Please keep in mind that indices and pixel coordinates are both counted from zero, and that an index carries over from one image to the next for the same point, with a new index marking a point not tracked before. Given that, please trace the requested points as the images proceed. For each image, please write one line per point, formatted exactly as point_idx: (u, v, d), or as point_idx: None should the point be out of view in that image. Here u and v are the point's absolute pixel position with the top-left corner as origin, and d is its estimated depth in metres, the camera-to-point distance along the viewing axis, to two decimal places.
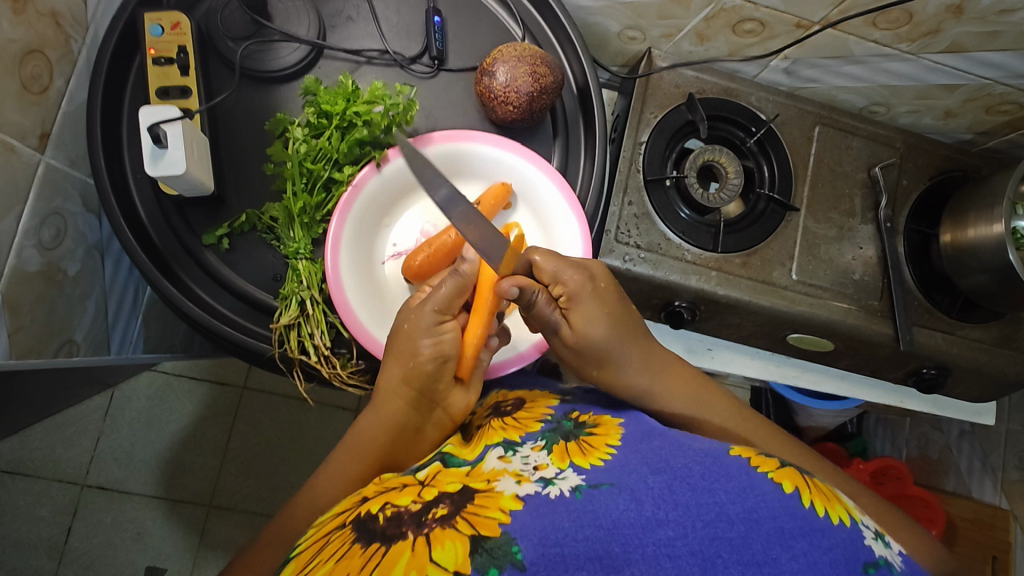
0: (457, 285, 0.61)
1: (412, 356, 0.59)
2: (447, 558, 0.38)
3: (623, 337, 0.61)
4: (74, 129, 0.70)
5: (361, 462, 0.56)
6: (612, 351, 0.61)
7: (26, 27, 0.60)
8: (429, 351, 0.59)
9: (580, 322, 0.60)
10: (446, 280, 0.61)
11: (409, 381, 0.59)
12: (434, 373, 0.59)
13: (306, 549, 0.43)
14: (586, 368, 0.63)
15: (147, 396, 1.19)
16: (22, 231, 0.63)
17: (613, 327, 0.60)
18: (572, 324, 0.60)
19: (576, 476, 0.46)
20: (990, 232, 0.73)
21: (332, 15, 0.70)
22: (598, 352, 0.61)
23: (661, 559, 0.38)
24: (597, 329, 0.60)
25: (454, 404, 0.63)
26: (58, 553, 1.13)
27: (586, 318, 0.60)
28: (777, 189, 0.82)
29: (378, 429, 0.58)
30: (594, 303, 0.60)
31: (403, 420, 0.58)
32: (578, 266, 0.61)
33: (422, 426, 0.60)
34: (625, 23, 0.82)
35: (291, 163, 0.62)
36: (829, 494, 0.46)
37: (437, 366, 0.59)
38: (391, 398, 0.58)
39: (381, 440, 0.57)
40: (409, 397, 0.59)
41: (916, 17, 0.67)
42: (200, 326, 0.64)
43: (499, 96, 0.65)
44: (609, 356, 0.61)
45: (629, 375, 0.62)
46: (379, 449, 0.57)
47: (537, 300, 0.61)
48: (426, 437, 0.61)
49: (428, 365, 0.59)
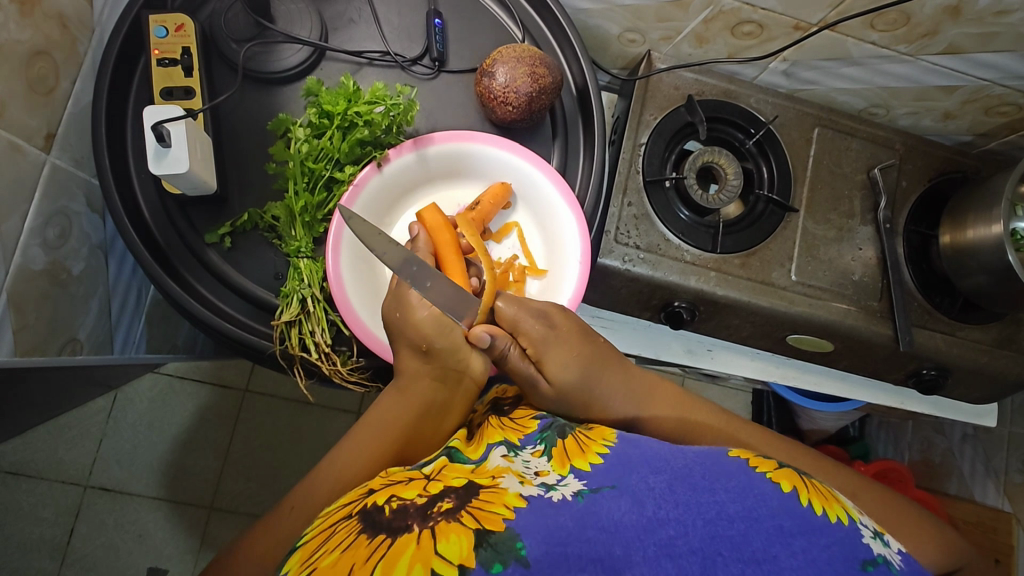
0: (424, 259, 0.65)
1: (418, 336, 0.60)
2: (451, 551, 0.38)
3: (598, 374, 0.61)
4: (80, 131, 0.71)
5: (391, 436, 0.56)
6: (592, 388, 0.60)
7: (33, 29, 0.61)
8: (434, 325, 0.60)
9: (556, 364, 0.60)
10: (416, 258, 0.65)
11: (428, 360, 0.60)
12: (449, 348, 0.60)
13: (313, 539, 0.43)
14: (572, 415, 0.62)
15: (150, 398, 1.20)
16: (28, 229, 0.64)
17: (585, 364, 0.61)
18: (545, 373, 0.60)
19: (577, 482, 0.46)
20: (988, 232, 0.73)
21: (334, 18, 0.71)
22: (578, 392, 0.60)
23: (662, 559, 0.38)
24: (571, 371, 0.60)
25: (476, 367, 0.62)
26: (61, 554, 1.14)
27: (564, 360, 0.60)
28: (776, 190, 0.82)
29: (405, 409, 0.58)
30: (560, 346, 0.60)
31: (430, 397, 0.59)
32: (534, 313, 0.62)
33: (451, 399, 0.60)
34: (624, 26, 0.83)
35: (291, 162, 0.63)
36: (827, 494, 0.46)
37: (448, 340, 0.60)
38: (416, 379, 0.59)
39: (408, 417, 0.57)
40: (432, 375, 0.60)
41: (914, 19, 0.67)
42: (203, 324, 0.65)
43: (498, 96, 0.66)
44: (593, 388, 0.60)
45: (613, 400, 0.61)
46: (402, 430, 0.56)
47: (510, 353, 0.60)
48: (455, 409, 0.61)
49: (440, 342, 0.60)
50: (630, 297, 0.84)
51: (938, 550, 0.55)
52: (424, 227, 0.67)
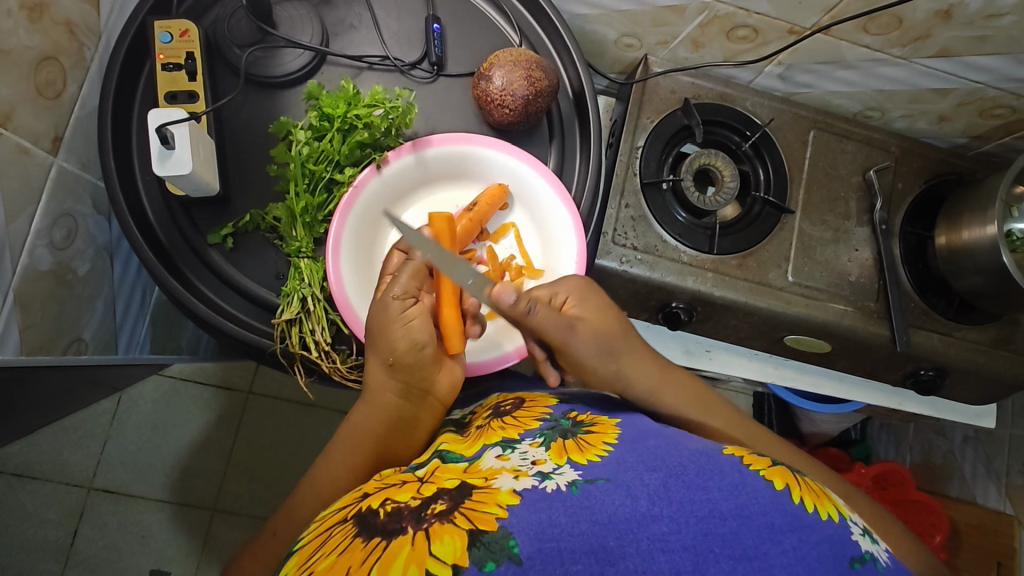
0: (413, 269, 0.63)
1: (389, 351, 0.61)
2: (446, 553, 0.39)
3: (624, 328, 0.66)
4: (86, 134, 0.73)
5: (362, 454, 0.60)
6: (617, 343, 0.65)
7: (42, 35, 0.63)
8: (405, 342, 0.60)
9: (592, 312, 0.64)
10: (403, 268, 0.62)
11: (394, 373, 0.61)
12: (415, 363, 0.61)
13: (309, 543, 0.45)
14: (604, 369, 0.64)
15: (154, 401, 1.21)
16: (35, 230, 0.65)
17: (615, 316, 0.66)
18: (587, 318, 0.63)
19: (572, 472, 0.47)
20: (984, 233, 0.73)
21: (335, 23, 0.72)
22: (608, 343, 0.64)
23: (654, 553, 0.39)
24: (607, 317, 0.64)
25: (442, 386, 0.65)
26: (65, 556, 1.14)
27: (596, 307, 0.64)
28: (772, 191, 0.83)
29: (374, 421, 0.61)
30: (592, 296, 0.65)
31: (396, 410, 0.62)
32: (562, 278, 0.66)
33: (416, 413, 0.63)
34: (621, 30, 0.84)
35: (293, 164, 0.64)
36: (819, 491, 0.47)
37: (416, 356, 0.61)
38: (381, 394, 0.61)
39: (376, 431, 0.60)
40: (397, 390, 0.62)
41: (906, 22, 0.68)
42: (205, 323, 0.66)
43: (495, 99, 0.67)
44: (619, 342, 0.65)
45: (637, 369, 0.65)
46: (374, 445, 0.60)
47: (539, 309, 0.60)
48: (422, 424, 0.64)
49: (408, 359, 0.61)
50: (628, 298, 0.85)
51: (911, 556, 0.55)
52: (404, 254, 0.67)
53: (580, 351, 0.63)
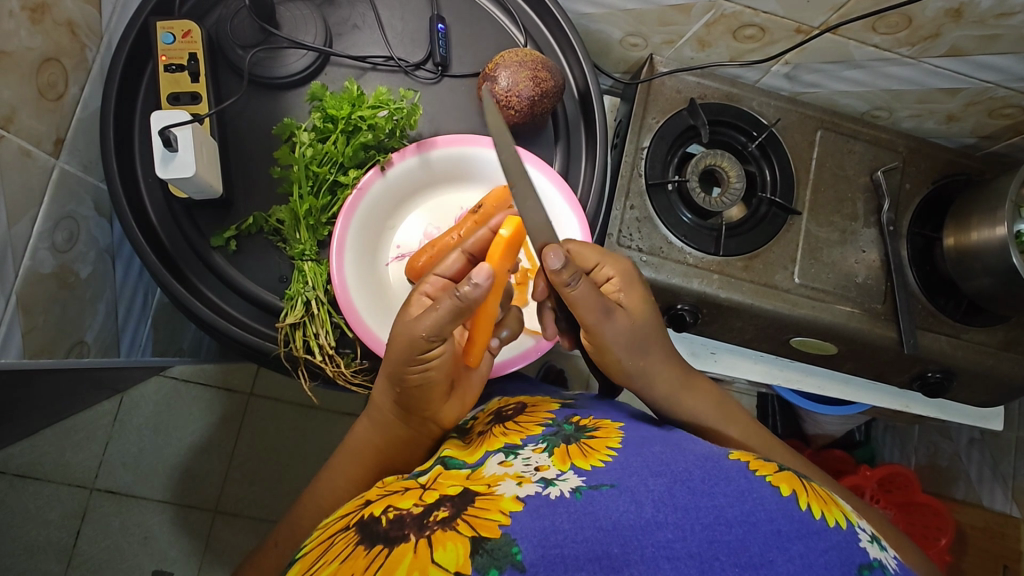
0: (454, 310, 0.52)
1: (395, 383, 0.56)
2: (448, 560, 0.39)
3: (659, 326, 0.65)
4: (88, 136, 0.72)
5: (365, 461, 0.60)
6: (652, 340, 0.63)
7: (43, 36, 0.63)
8: (416, 377, 0.55)
9: (633, 301, 0.63)
10: (443, 305, 0.51)
11: (396, 400, 0.58)
12: (421, 397, 0.57)
13: (312, 551, 0.45)
14: (632, 364, 0.63)
15: (155, 402, 1.21)
16: (37, 232, 0.65)
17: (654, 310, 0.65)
18: (629, 306, 0.62)
19: (577, 478, 0.46)
20: (992, 234, 0.72)
21: (338, 24, 0.72)
22: (642, 338, 0.62)
23: (659, 561, 0.38)
24: (648, 308, 0.64)
25: (447, 414, 0.61)
26: (66, 557, 1.14)
27: (639, 297, 0.63)
28: (779, 193, 0.82)
29: (377, 435, 0.61)
30: (636, 284, 0.64)
31: (395, 430, 0.60)
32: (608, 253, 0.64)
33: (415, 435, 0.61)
34: (626, 30, 0.83)
35: (296, 166, 0.64)
36: (827, 497, 0.46)
37: (422, 392, 0.56)
38: (382, 412, 0.60)
39: (377, 443, 0.61)
40: (398, 413, 0.60)
41: (915, 21, 0.67)
42: (209, 327, 0.66)
43: (500, 100, 0.66)
44: (652, 340, 0.63)
45: (663, 371, 0.65)
46: (378, 453, 0.61)
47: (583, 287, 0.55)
48: (422, 444, 0.62)
49: (413, 392, 0.56)
50: None
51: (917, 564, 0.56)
52: (466, 255, 0.62)
53: (619, 351, 0.61)
